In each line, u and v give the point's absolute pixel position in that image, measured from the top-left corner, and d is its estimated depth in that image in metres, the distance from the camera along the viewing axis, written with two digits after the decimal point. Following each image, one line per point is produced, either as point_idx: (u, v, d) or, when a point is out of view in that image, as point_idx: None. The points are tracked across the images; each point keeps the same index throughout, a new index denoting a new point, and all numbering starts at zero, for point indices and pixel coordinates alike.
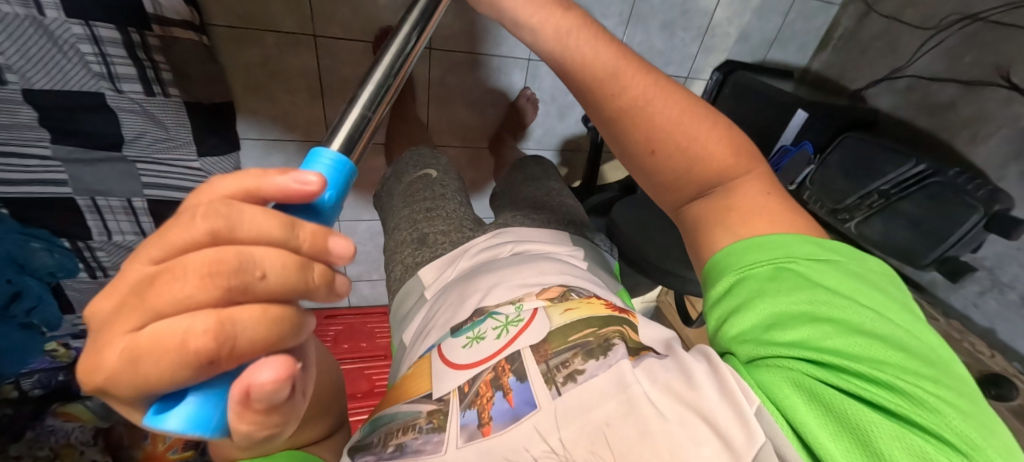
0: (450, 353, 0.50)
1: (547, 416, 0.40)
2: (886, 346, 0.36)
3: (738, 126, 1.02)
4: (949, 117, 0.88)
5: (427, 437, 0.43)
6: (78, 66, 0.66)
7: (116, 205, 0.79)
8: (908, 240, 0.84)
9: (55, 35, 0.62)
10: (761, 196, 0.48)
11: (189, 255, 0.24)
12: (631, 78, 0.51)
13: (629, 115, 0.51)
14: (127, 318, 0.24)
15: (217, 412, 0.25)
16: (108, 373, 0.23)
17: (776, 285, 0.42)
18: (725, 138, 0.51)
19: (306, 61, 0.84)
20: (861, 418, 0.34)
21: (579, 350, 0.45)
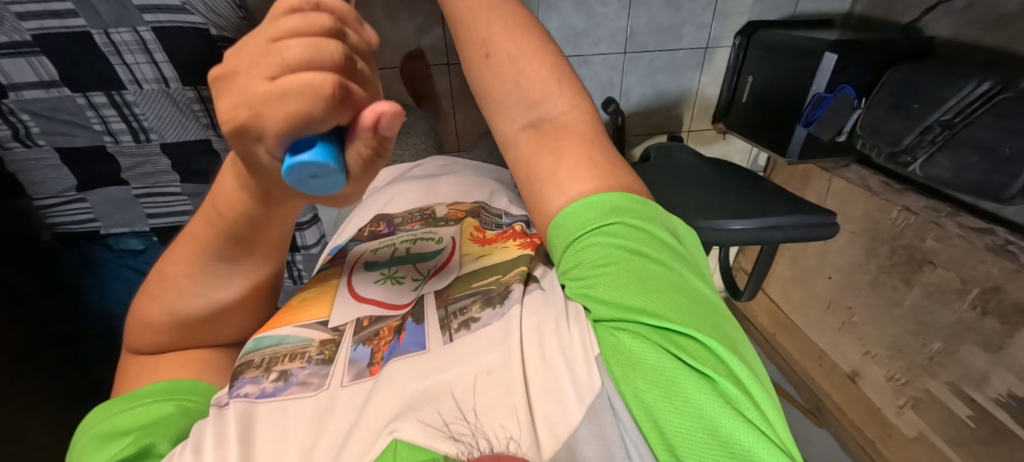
0: (362, 288, 0.53)
1: (431, 357, 0.42)
2: (691, 310, 0.39)
3: (768, 85, 0.96)
4: (1019, 25, 0.75)
5: (314, 366, 0.45)
6: (193, 121, 0.87)
7: None
8: (986, 170, 0.70)
9: (177, 100, 0.84)
10: (583, 143, 0.48)
11: (288, 21, 0.28)
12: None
13: (468, 21, 0.51)
14: (266, 68, 0.27)
15: (334, 156, 0.27)
16: (253, 110, 0.27)
17: (607, 252, 0.42)
18: (558, 75, 0.50)
19: None
20: (676, 375, 0.36)
21: (479, 299, 0.48)
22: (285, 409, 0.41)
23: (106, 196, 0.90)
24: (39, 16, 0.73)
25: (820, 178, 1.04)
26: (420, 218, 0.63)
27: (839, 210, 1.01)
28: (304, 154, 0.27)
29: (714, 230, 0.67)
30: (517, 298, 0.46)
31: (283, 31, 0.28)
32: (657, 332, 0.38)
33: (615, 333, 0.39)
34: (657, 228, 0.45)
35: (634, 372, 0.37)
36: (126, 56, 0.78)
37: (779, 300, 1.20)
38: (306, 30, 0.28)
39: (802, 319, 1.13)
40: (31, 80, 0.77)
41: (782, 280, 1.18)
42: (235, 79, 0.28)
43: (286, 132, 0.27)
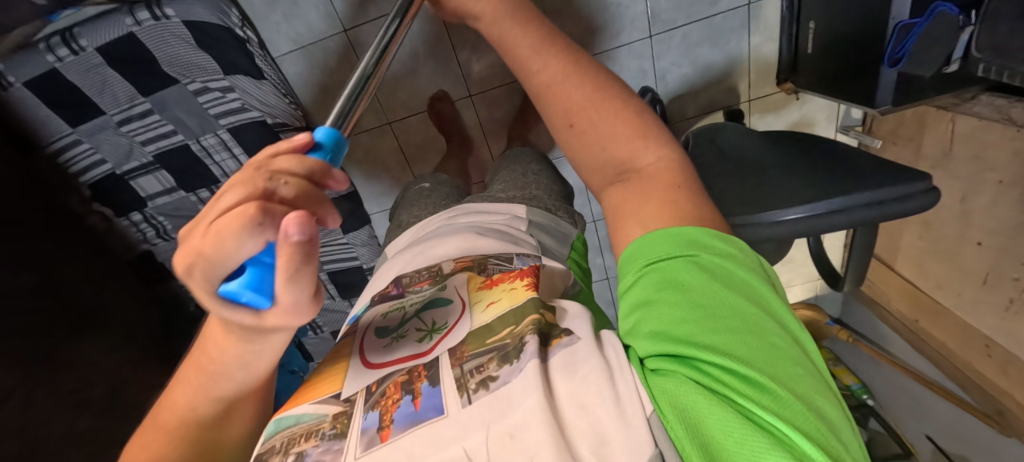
0: (372, 355, 0.49)
1: (451, 423, 0.37)
2: (761, 346, 0.33)
3: (836, 28, 0.79)
4: None
5: (326, 444, 0.39)
6: None
7: None
8: None
9: None
10: (667, 188, 0.43)
11: (252, 167, 0.32)
12: (552, 66, 0.51)
13: (551, 98, 0.51)
14: (203, 219, 0.30)
15: (263, 278, 0.31)
16: (189, 255, 0.29)
17: (670, 282, 0.36)
18: (641, 125, 0.47)
19: None
20: (741, 425, 0.29)
21: (495, 355, 0.42)
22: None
23: None
24: (155, 140, 0.93)
25: (938, 119, 0.83)
26: (426, 277, 0.58)
27: (976, 156, 0.78)
28: (235, 281, 0.30)
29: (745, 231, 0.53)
30: (534, 351, 0.39)
31: (233, 182, 0.31)
32: (714, 376, 0.32)
33: (670, 382, 0.33)
34: (739, 260, 0.38)
35: (694, 416, 0.31)
36: (215, 156, 0.95)
37: (917, 280, 0.96)
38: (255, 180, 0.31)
39: (952, 300, 0.89)
40: (161, 188, 0.99)
41: (914, 254, 0.95)
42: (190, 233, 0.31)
43: (214, 276, 0.29)
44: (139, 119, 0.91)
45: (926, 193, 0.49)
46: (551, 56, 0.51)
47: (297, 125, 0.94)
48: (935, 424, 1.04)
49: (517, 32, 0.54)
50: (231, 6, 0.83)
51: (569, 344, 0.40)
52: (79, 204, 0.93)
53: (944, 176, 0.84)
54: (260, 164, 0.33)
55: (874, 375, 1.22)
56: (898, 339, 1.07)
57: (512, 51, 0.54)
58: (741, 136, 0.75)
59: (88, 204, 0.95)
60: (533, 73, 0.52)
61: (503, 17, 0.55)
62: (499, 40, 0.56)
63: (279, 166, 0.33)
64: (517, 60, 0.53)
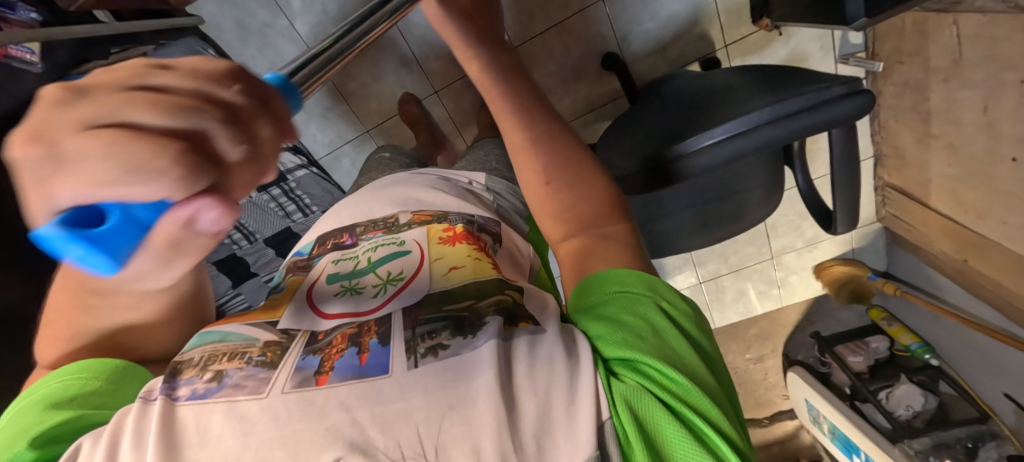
0: (320, 302, 0.44)
1: (391, 384, 0.32)
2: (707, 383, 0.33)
3: None
4: None
5: (252, 368, 0.35)
6: (273, 215, 1.04)
7: None
8: None
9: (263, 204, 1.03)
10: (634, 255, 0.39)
11: (176, 75, 0.21)
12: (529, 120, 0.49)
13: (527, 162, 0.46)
14: (102, 103, 0.19)
15: (124, 247, 0.21)
16: (60, 166, 0.19)
17: (639, 306, 0.35)
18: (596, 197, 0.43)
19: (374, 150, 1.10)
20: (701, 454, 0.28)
21: (450, 324, 0.37)
22: (212, 416, 0.31)
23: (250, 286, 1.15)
24: None
25: (941, 25, 0.71)
26: (380, 226, 0.53)
27: (988, 56, 0.66)
28: (72, 230, 0.20)
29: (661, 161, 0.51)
30: (493, 333, 0.34)
31: (167, 90, 0.21)
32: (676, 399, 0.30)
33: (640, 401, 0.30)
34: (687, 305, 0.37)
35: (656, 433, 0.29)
36: None
37: (955, 212, 0.84)
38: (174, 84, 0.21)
39: (997, 230, 0.77)
40: None
41: (947, 184, 0.83)
42: (84, 104, 0.19)
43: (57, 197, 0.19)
44: None
45: (856, 94, 0.45)
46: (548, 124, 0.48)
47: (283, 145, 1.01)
48: (1015, 375, 0.91)
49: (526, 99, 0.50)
50: (205, 50, 0.98)
51: (534, 331, 0.36)
52: None
53: (960, 87, 0.72)
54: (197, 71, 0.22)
55: (938, 333, 1.09)
56: (954, 287, 0.96)
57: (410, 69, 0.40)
58: (691, 81, 0.70)
59: None
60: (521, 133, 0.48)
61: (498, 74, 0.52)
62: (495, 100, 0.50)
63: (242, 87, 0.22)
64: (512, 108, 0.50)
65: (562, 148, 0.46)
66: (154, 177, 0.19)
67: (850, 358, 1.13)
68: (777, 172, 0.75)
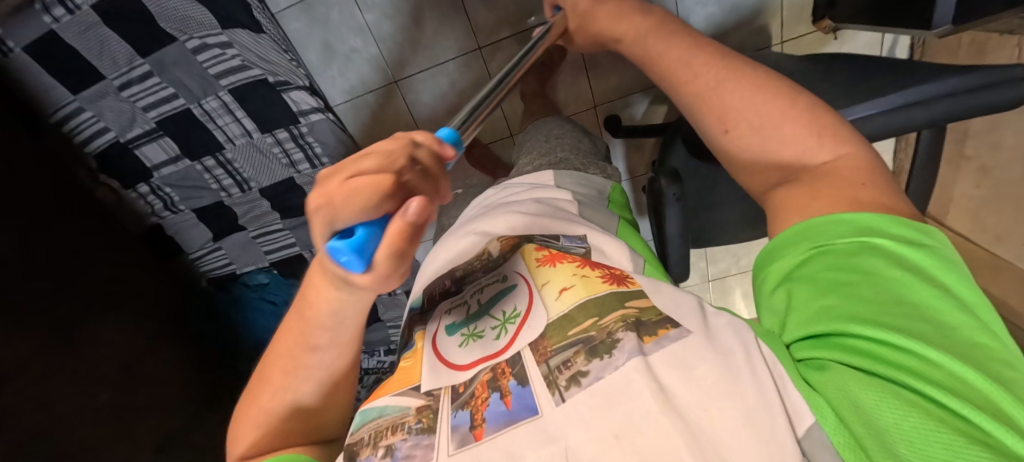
0: (447, 353, 0.47)
1: (550, 425, 0.36)
2: (934, 339, 0.32)
3: None
4: None
5: (415, 437, 0.39)
6: (276, 163, 0.97)
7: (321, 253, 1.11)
8: None
9: (263, 148, 0.95)
10: (845, 190, 0.42)
11: (362, 163, 0.32)
12: (699, 56, 0.54)
13: (715, 101, 0.50)
14: (341, 176, 0.31)
15: (372, 240, 0.32)
16: (326, 198, 0.30)
17: (853, 267, 0.37)
18: (817, 123, 0.46)
19: (396, 104, 1.00)
20: (945, 433, 0.28)
21: (581, 349, 0.39)
22: None
23: (234, 240, 1.11)
24: (156, 106, 0.89)
25: (1001, 45, 0.74)
26: (476, 265, 0.56)
27: None
28: (350, 238, 0.31)
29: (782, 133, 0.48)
30: (632, 351, 0.37)
31: (366, 162, 0.32)
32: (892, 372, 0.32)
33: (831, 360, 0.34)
34: (928, 260, 0.37)
35: (871, 411, 0.31)
36: (218, 120, 0.91)
37: (970, 233, 0.89)
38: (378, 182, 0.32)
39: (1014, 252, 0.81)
40: (167, 158, 0.97)
41: (969, 204, 0.87)
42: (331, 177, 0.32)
43: (333, 225, 0.31)
44: (139, 83, 0.87)
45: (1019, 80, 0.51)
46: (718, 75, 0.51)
47: (299, 83, 0.89)
48: None
49: (682, 52, 0.55)
50: None
51: (677, 338, 0.37)
52: (86, 175, 0.95)
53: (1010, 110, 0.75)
54: (383, 148, 0.34)
55: None
56: None
57: (663, 61, 0.56)
58: None
59: (95, 176, 0.96)
60: (684, 84, 0.54)
61: (667, 35, 0.57)
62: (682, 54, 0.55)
63: (422, 156, 0.35)
64: (665, 78, 0.56)
65: (761, 101, 0.48)
66: (386, 204, 0.31)
67: None
68: None
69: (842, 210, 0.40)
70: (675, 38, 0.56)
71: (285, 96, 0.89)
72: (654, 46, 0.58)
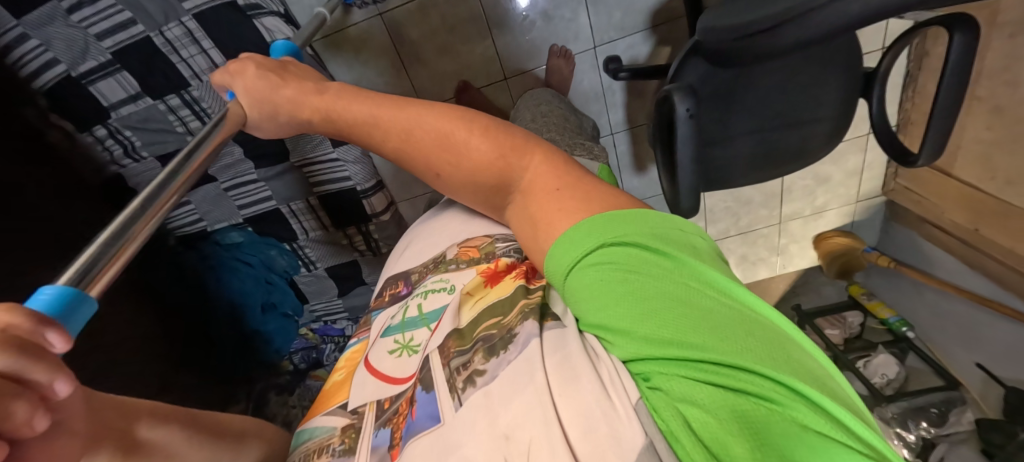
0: (376, 359, 0.48)
1: (450, 429, 0.35)
2: (731, 332, 0.28)
3: None
4: None
5: (337, 460, 0.40)
6: None
7: (300, 206, 1.05)
8: None
9: None
10: (549, 199, 0.41)
11: None
12: (361, 111, 0.51)
13: (406, 156, 0.49)
14: None
15: None
16: None
17: (625, 265, 0.33)
18: (505, 138, 0.46)
19: (382, 41, 0.94)
20: (768, 430, 0.24)
21: (481, 348, 0.40)
22: None
23: (206, 193, 1.02)
24: (111, 33, 0.80)
25: None
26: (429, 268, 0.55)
27: None
28: None
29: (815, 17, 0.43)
30: (519, 346, 0.37)
31: None
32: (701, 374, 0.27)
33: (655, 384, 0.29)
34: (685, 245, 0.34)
35: (706, 431, 0.26)
36: (181, 52, 0.83)
37: (976, 180, 0.87)
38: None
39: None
40: (125, 96, 0.87)
41: (979, 150, 0.85)
42: None
43: None
44: (91, 5, 0.78)
45: None
46: (376, 111, 0.50)
47: (272, 8, 0.81)
48: (989, 346, 0.97)
49: (352, 103, 0.51)
50: None
51: (558, 327, 0.38)
52: (36, 116, 0.85)
53: None
54: None
55: (918, 308, 1.14)
56: (949, 259, 1.01)
57: (357, 127, 0.51)
58: None
59: (46, 116, 0.86)
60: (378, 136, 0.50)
61: (341, 98, 0.53)
62: (346, 108, 0.52)
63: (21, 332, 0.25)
64: (366, 137, 0.51)
65: (460, 135, 0.47)
66: None
67: (828, 330, 1.17)
68: (851, 104, 0.69)
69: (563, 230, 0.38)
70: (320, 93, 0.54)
71: (256, 22, 0.80)
72: (336, 103, 0.53)
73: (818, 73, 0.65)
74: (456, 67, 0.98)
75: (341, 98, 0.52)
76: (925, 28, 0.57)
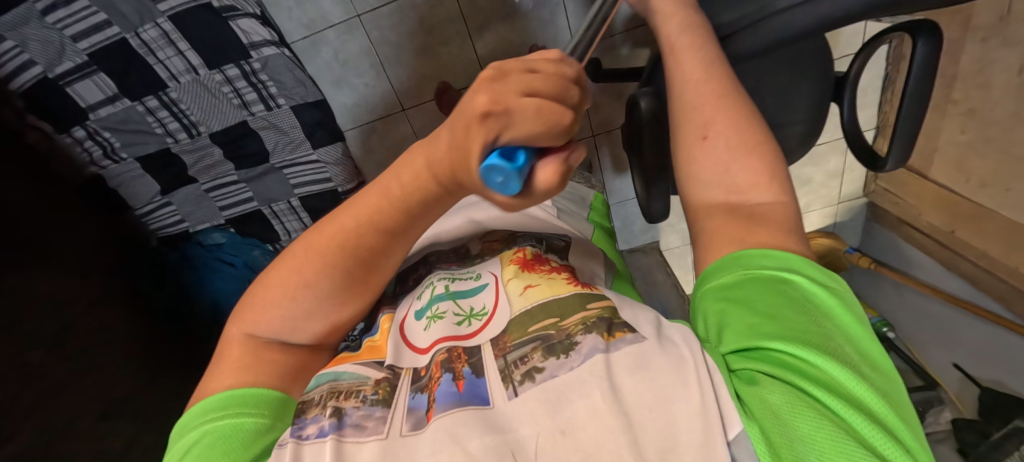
0: (410, 334, 0.47)
1: (499, 414, 0.35)
2: (856, 372, 0.31)
3: None
4: None
5: (369, 407, 0.39)
6: (227, 104, 0.90)
7: (283, 207, 1.05)
8: None
9: (211, 87, 0.88)
10: (776, 229, 0.38)
11: (532, 78, 0.30)
12: (683, 43, 0.47)
13: (691, 106, 0.44)
14: (486, 103, 0.29)
15: (521, 173, 0.28)
16: (466, 156, 0.30)
17: (782, 286, 0.35)
18: (772, 171, 0.40)
19: (362, 42, 0.95)
20: (855, 451, 0.27)
21: (540, 345, 0.39)
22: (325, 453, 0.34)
23: (185, 195, 1.02)
24: (87, 34, 0.80)
25: None
26: (455, 258, 0.56)
27: None
28: (508, 161, 0.28)
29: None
30: (588, 351, 0.37)
31: (540, 87, 0.30)
32: (807, 392, 0.30)
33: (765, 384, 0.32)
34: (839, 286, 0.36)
35: (789, 422, 0.30)
36: (158, 53, 0.83)
37: (953, 182, 0.87)
38: (549, 94, 0.30)
39: (999, 198, 0.79)
40: (103, 98, 0.87)
41: (956, 152, 0.86)
42: (507, 80, 0.30)
43: (490, 147, 0.28)
44: (65, 6, 0.78)
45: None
46: (700, 60, 0.46)
47: (248, 10, 0.83)
48: (967, 347, 0.98)
49: (683, 43, 0.48)
50: None
51: (634, 341, 0.37)
52: (12, 116, 0.84)
53: (999, 45, 0.72)
54: (514, 93, 0.29)
55: (899, 309, 1.15)
56: (927, 260, 1.02)
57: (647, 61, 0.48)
58: None
59: (23, 117, 0.85)
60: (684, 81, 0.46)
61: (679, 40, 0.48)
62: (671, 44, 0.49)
63: (570, 81, 0.32)
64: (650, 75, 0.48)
65: (746, 137, 0.41)
66: (540, 140, 0.29)
67: None
68: (822, 108, 0.70)
69: (774, 246, 0.37)
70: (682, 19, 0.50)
71: (232, 24, 0.83)
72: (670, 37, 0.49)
73: (787, 77, 0.66)
74: (437, 68, 0.98)
75: (704, 48, 0.47)
76: (889, 33, 0.57)
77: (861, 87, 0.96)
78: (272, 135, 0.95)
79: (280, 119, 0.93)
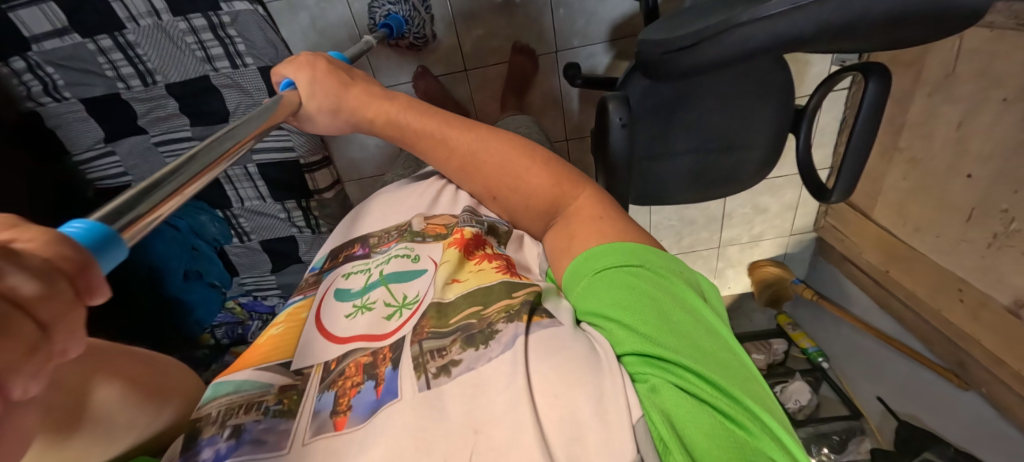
0: (330, 323, 0.44)
1: (409, 410, 0.32)
2: (710, 352, 0.34)
3: None
4: None
5: (271, 420, 0.34)
6: (189, 56, 0.85)
7: (238, 172, 1.01)
8: None
9: (172, 34, 0.83)
10: (593, 223, 0.46)
11: None
12: (434, 129, 0.56)
13: (474, 164, 0.55)
14: None
15: None
16: None
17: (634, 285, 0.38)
18: (553, 171, 0.52)
19: (341, 13, 0.92)
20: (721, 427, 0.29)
21: (459, 338, 0.37)
22: None
23: (130, 146, 0.95)
24: None
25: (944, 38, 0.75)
26: (395, 236, 0.53)
27: (982, 72, 0.70)
28: None
29: (738, 41, 0.45)
30: (505, 341, 0.35)
31: None
32: (678, 369, 0.32)
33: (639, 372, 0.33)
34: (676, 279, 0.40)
35: (668, 407, 0.30)
36: None
37: (893, 225, 0.93)
38: None
39: (930, 242, 0.85)
40: (49, 29, 0.81)
41: (897, 197, 0.91)
42: None
43: None
44: None
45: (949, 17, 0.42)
46: (445, 125, 0.56)
47: None
48: (889, 382, 1.03)
49: (419, 117, 0.56)
50: None
51: (550, 325, 0.36)
52: None
53: (944, 100, 0.77)
54: None
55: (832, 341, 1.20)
56: (863, 297, 1.08)
57: (416, 137, 0.56)
58: None
59: None
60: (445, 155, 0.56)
61: (404, 113, 0.56)
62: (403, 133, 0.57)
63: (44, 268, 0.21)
64: (424, 151, 0.57)
65: (523, 166, 0.52)
66: None
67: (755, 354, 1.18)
68: (782, 138, 0.72)
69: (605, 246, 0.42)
70: (383, 101, 0.57)
71: None
72: (412, 121, 0.56)
73: (753, 103, 0.68)
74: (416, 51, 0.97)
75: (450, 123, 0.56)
76: (847, 72, 0.60)
77: (821, 126, 1.01)
78: (234, 95, 0.90)
79: (246, 79, 0.88)
